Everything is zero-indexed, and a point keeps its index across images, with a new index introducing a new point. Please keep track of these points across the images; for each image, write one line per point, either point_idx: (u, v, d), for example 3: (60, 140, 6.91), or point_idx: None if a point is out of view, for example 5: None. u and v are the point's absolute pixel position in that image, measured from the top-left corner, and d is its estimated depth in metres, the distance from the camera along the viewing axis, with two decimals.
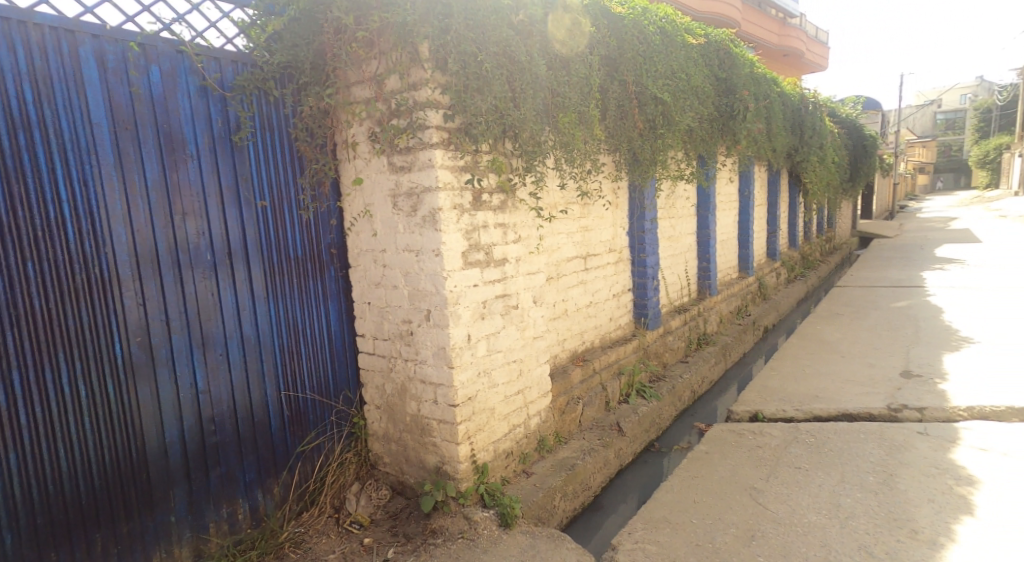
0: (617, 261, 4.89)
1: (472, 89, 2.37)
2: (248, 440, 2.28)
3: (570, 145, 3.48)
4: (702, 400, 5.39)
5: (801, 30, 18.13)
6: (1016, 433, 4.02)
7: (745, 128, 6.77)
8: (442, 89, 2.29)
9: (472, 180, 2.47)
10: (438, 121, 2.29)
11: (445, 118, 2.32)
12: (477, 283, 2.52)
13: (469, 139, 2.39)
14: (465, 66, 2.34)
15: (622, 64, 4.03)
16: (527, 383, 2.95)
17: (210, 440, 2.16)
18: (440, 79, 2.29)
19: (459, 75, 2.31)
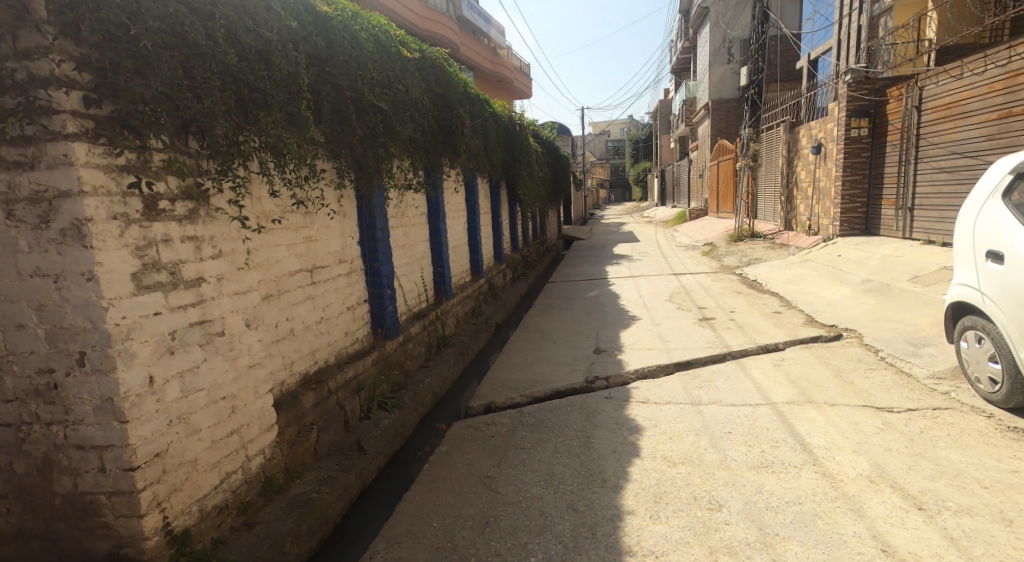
0: (350, 271, 4.67)
1: (126, 70, 2.25)
2: None
3: (279, 149, 3.15)
4: (444, 401, 5.54)
5: (506, 60, 20.63)
6: (663, 386, 5.21)
7: (462, 141, 7.29)
8: (75, 65, 2.16)
9: (138, 185, 2.40)
10: (73, 105, 2.17)
11: (85, 102, 2.21)
12: (161, 310, 2.46)
13: (130, 132, 2.32)
14: (111, 40, 2.21)
15: (334, 67, 3.85)
16: (246, 419, 2.91)
17: None
18: (72, 52, 2.17)
19: (101, 45, 2.18)
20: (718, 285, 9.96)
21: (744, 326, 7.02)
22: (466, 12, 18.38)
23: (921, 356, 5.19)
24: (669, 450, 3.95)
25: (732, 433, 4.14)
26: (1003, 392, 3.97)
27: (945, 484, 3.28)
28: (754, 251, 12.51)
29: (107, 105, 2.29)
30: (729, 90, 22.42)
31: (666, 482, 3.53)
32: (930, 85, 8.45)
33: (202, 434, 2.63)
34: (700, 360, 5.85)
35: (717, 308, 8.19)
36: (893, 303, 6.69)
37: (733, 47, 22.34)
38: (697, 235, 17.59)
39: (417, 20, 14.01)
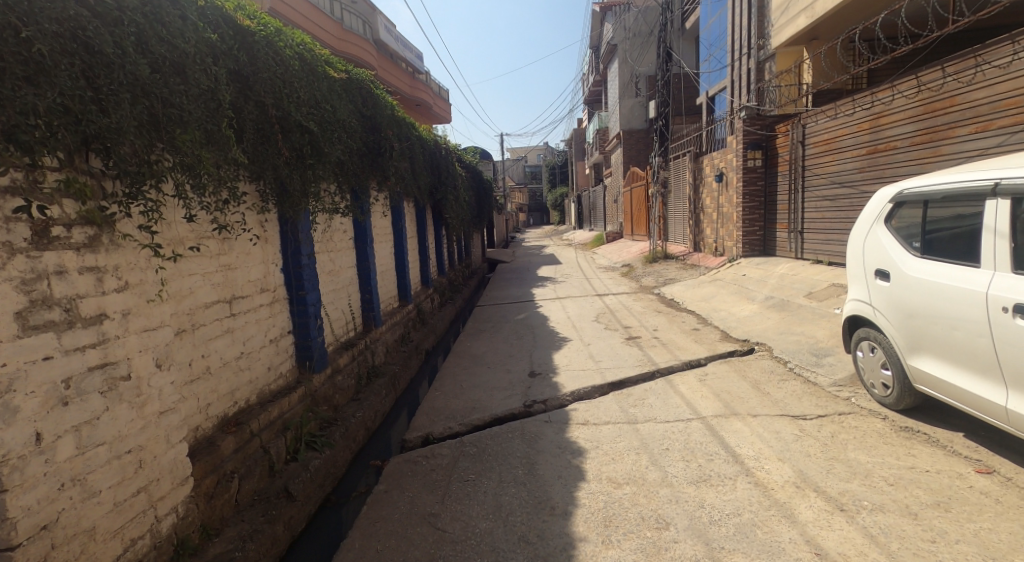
0: (273, 301, 4.34)
1: (18, 78, 1.96)
2: None
3: (196, 169, 2.88)
4: (375, 435, 5.24)
5: (426, 85, 20.66)
6: (600, 406, 5.21)
7: (390, 165, 7.10)
8: None
9: (28, 208, 2.10)
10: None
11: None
12: (53, 353, 2.15)
13: (19, 150, 2.03)
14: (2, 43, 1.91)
15: (257, 83, 3.61)
16: (155, 473, 2.57)
17: None
18: None
19: None
20: (639, 305, 10.27)
21: (668, 344, 7.23)
22: (385, 37, 18.29)
23: (823, 365, 5.55)
24: (613, 471, 3.91)
25: (669, 449, 4.18)
26: (894, 395, 4.27)
27: (859, 484, 3.45)
28: (668, 271, 13.08)
29: None
30: (639, 121, 23.70)
31: (615, 504, 3.47)
32: (810, 124, 9.27)
33: (100, 496, 2.29)
34: (631, 379, 5.93)
35: (641, 327, 8.41)
36: (794, 317, 7.16)
37: (640, 82, 23.67)
38: (616, 257, 18.19)
39: (333, 41, 13.74)
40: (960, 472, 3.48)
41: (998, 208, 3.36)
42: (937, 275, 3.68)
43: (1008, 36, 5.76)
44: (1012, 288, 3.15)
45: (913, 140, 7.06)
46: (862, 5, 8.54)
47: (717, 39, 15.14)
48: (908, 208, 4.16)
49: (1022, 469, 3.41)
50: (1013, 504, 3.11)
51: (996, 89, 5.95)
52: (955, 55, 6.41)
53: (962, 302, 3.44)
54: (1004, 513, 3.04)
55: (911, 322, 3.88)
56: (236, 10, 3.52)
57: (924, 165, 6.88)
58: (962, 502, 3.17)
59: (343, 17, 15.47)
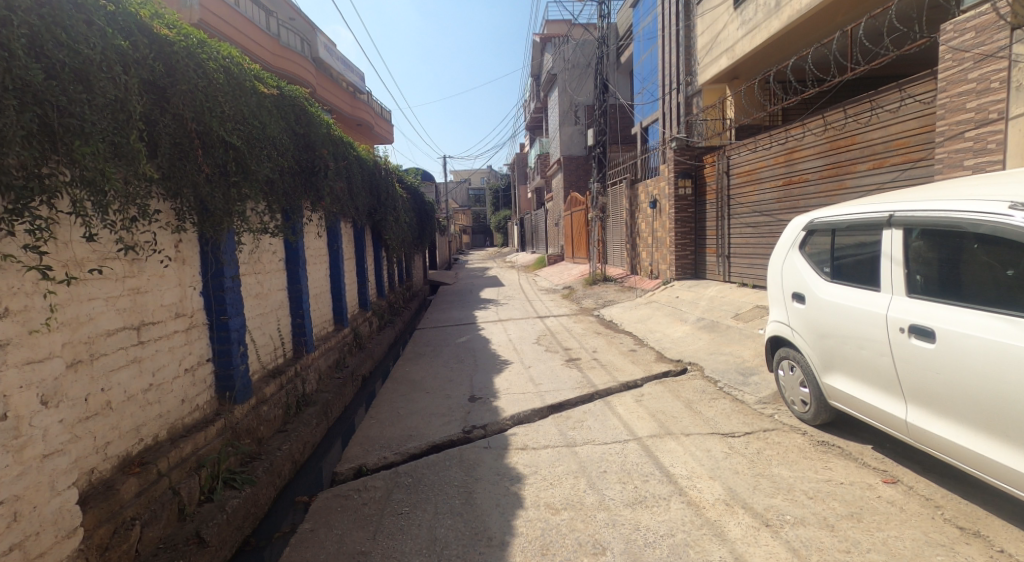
0: (189, 327, 4.04)
1: None
2: None
3: (99, 184, 2.64)
4: (304, 469, 4.93)
5: (368, 105, 20.48)
6: (539, 430, 5.15)
7: (324, 184, 6.86)
8: None
9: None
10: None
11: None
12: None
13: None
14: None
15: (175, 95, 3.40)
16: (34, 526, 2.26)
17: None
18: None
19: None
20: (579, 326, 10.39)
21: (606, 365, 7.30)
22: (324, 54, 17.99)
23: (750, 384, 5.76)
24: (550, 497, 3.84)
25: (607, 472, 4.17)
26: (812, 411, 4.48)
27: (782, 499, 3.55)
28: (607, 293, 13.37)
29: None
30: (578, 148, 24.43)
31: (552, 531, 3.40)
32: (733, 156, 9.86)
33: None
34: (570, 402, 5.92)
35: (581, 349, 8.49)
36: (722, 338, 7.44)
37: (579, 111, 24.46)
38: (557, 279, 18.40)
39: (269, 57, 13.43)
40: (870, 483, 3.65)
41: (893, 237, 3.61)
42: (844, 298, 3.92)
43: (896, 84, 6.35)
44: (910, 310, 3.37)
45: (821, 174, 7.61)
46: (775, 49, 9.18)
47: (649, 74, 15.85)
48: (819, 236, 4.42)
49: (923, 478, 3.64)
50: (915, 512, 3.29)
51: (889, 130, 6.52)
52: (854, 99, 7.00)
53: (867, 322, 3.65)
54: (907, 520, 3.22)
55: (824, 343, 4.09)
56: (153, 18, 3.32)
57: (830, 198, 7.41)
58: (871, 512, 3.32)
59: (280, 32, 15.06)
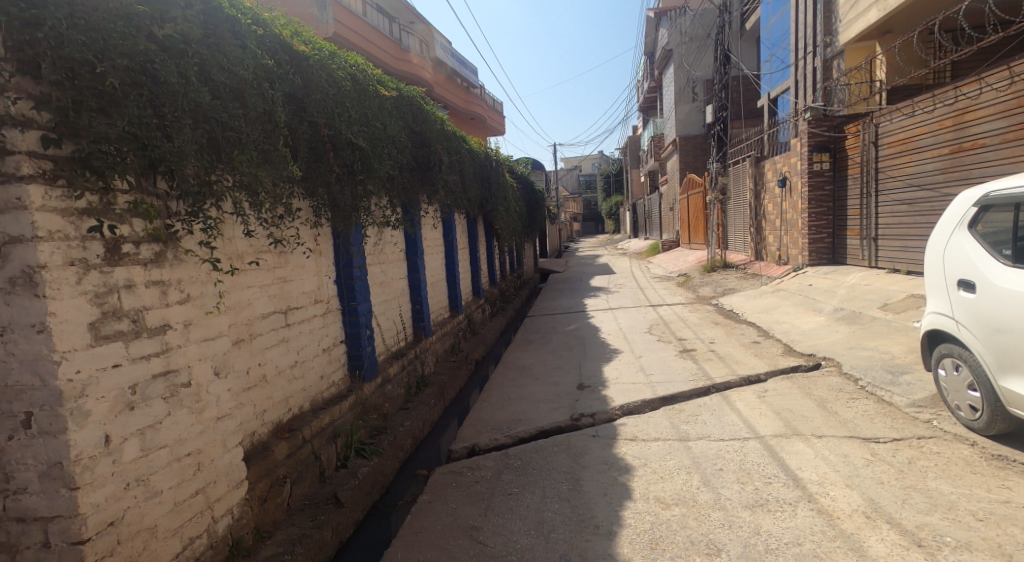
0: (326, 312, 4.52)
1: (90, 109, 1.95)
2: None
3: (253, 187, 3.05)
4: (423, 444, 5.32)
5: (479, 98, 21.09)
6: (650, 422, 5.09)
7: (439, 177, 7.24)
8: (34, 105, 1.87)
9: (98, 227, 2.05)
10: (30, 146, 1.86)
11: (44, 142, 1.91)
12: (121, 361, 2.08)
13: (92, 174, 2.01)
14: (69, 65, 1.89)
15: (311, 104, 3.79)
16: (211, 477, 2.57)
17: None
18: (31, 89, 1.87)
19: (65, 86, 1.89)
20: (695, 316, 10.01)
21: (725, 358, 6.98)
22: (440, 53, 18.81)
23: (900, 384, 5.18)
24: (661, 491, 3.80)
25: (723, 470, 4.02)
26: (982, 418, 3.96)
27: (939, 517, 3.20)
28: (727, 281, 12.69)
29: (68, 145, 1.98)
30: (695, 127, 23.23)
31: (661, 526, 3.38)
32: (884, 123, 8.82)
33: (162, 496, 2.24)
34: (684, 394, 5.76)
35: (697, 339, 8.18)
36: (864, 331, 6.78)
37: (698, 86, 23.26)
38: (672, 266, 17.76)
39: (391, 59, 14.32)
40: None
41: None
42: None
43: None
44: None
45: (1004, 136, 6.57)
46: None
47: (779, 39, 14.70)
48: (997, 213, 3.88)
49: None
50: None
51: None
52: None
53: None
54: None
55: (999, 338, 3.61)
56: (293, 37, 3.72)
57: (1016, 165, 6.38)
58: None
59: (400, 35, 15.99)
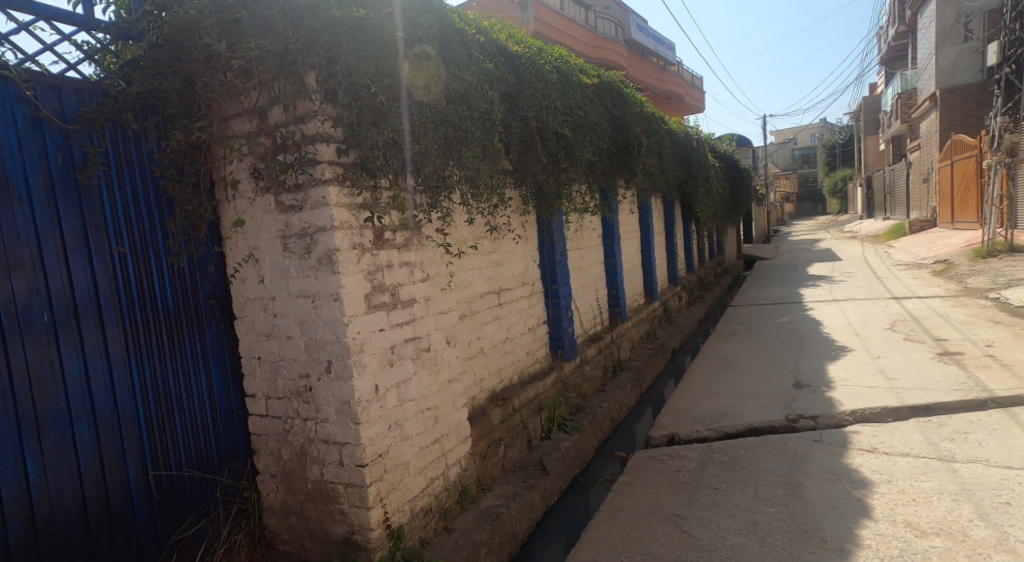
0: (531, 293, 4.86)
1: (368, 124, 2.44)
2: (103, 520, 2.18)
3: (476, 180, 3.41)
4: (620, 428, 5.41)
5: (677, 76, 20.13)
6: (894, 434, 4.40)
7: (638, 161, 7.16)
8: (333, 122, 2.34)
9: (371, 218, 2.52)
10: (330, 156, 2.34)
11: (339, 152, 2.38)
12: (384, 327, 2.54)
13: (368, 174, 2.47)
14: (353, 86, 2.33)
15: (522, 100, 4.07)
16: (445, 429, 2.98)
17: (52, 517, 2.03)
18: (329, 111, 2.36)
19: (352, 107, 2.36)
20: (960, 312, 8.21)
21: (1008, 366, 5.63)
22: (636, 34, 18.38)
23: None
24: (915, 517, 3.25)
25: (1010, 504, 3.26)
26: None
27: None
28: (1014, 269, 10.14)
29: (353, 153, 2.45)
30: (966, 74, 18.81)
31: (915, 555, 2.88)
32: None
33: (411, 440, 2.69)
34: (944, 406, 4.84)
35: (964, 341, 6.73)
36: None
37: (972, 22, 18.74)
38: (926, 250, 14.81)
39: (586, 48, 14.47)
40: None
41: None
42: None
43: None
44: None
45: None
46: None
47: None
48: None
49: None
50: None
51: None
52: None
53: None
54: None
55: None
56: (507, 39, 4.01)
57: None
58: None
59: (595, 23, 16.05)
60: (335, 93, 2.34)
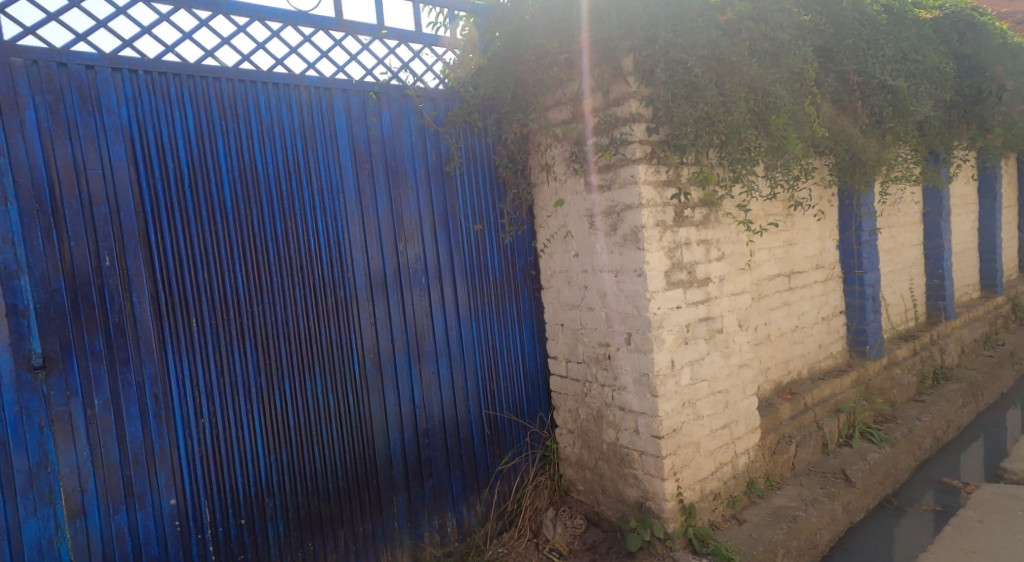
0: (827, 278, 4.25)
1: (677, 102, 2.38)
2: (454, 441, 2.75)
3: (782, 150, 2.89)
4: (948, 450, 4.39)
5: None
6: None
7: (996, 110, 5.45)
8: (644, 102, 2.40)
9: (678, 195, 2.53)
10: (642, 135, 2.40)
11: (648, 131, 2.42)
12: (680, 304, 2.54)
13: (674, 150, 2.45)
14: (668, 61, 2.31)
15: (840, 53, 3.48)
16: (735, 416, 2.86)
17: (425, 431, 2.65)
18: (643, 92, 2.42)
19: (667, 85, 2.36)
20: None
21: None
22: None
23: None
24: None
25: None
26: None
27: None
28: None
29: (663, 130, 2.47)
30: None
31: None
32: None
33: (703, 421, 2.66)
34: None
35: None
36: None
37: None
38: None
39: None
40: None
41: None
42: None
43: None
44: None
45: None
46: None
47: None
48: None
49: None
50: None
51: None
52: None
53: None
54: None
55: None
56: None
57: None
58: None
59: None
60: (649, 74, 2.38)
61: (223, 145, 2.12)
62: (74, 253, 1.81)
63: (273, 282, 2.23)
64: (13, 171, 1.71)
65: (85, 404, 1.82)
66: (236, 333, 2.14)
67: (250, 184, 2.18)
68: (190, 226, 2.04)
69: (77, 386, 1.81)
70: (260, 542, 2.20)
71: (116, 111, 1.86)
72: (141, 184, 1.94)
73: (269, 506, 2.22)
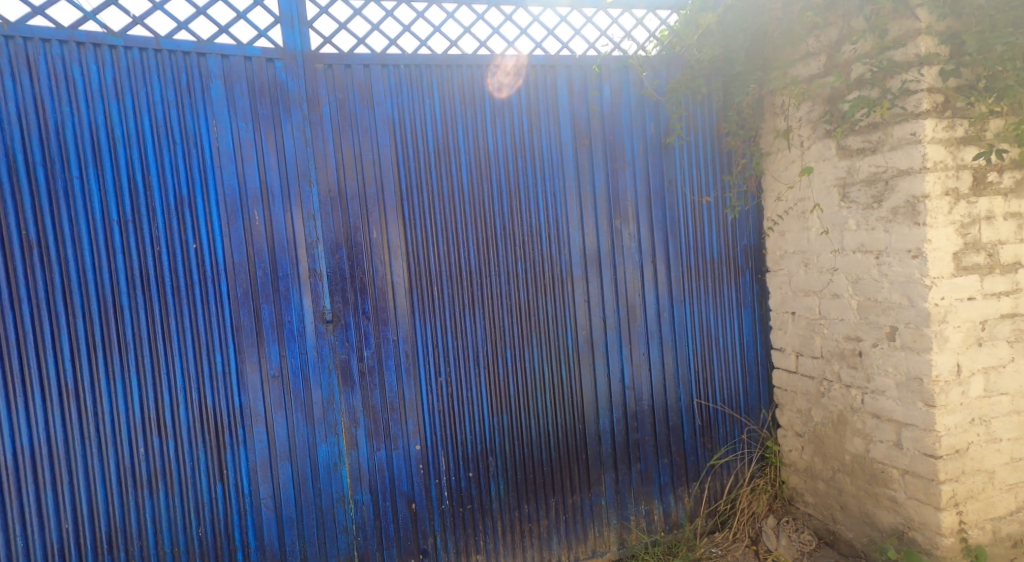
0: None
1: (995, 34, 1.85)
2: (665, 428, 2.63)
3: None
4: None
5: None
6: None
7: None
8: (938, 40, 1.93)
9: (986, 154, 1.98)
10: (933, 80, 1.93)
11: (944, 74, 1.93)
12: (974, 295, 2.02)
13: (983, 95, 1.93)
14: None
15: None
16: None
17: (634, 414, 2.58)
18: (938, 28, 1.94)
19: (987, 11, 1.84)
20: None
21: None
22: None
23: None
24: None
25: None
26: None
27: None
28: None
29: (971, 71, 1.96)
30: None
31: None
32: None
33: (998, 445, 2.11)
34: None
35: None
36: None
37: None
38: None
39: None
40: None
41: None
42: None
43: None
44: None
45: None
46: None
47: None
48: None
49: None
50: None
51: None
52: None
53: None
54: None
55: None
56: None
57: None
58: None
59: None
60: (946, 4, 1.89)
61: (458, 131, 2.29)
62: (353, 227, 2.15)
63: (496, 256, 2.35)
64: (317, 159, 2.11)
65: (358, 355, 2.19)
66: (465, 305, 2.32)
67: (479, 165, 2.32)
68: (433, 205, 2.26)
69: (353, 339, 2.18)
70: (482, 497, 2.38)
71: (369, 109, 2.17)
72: (401, 168, 2.21)
73: (489, 464, 2.38)
